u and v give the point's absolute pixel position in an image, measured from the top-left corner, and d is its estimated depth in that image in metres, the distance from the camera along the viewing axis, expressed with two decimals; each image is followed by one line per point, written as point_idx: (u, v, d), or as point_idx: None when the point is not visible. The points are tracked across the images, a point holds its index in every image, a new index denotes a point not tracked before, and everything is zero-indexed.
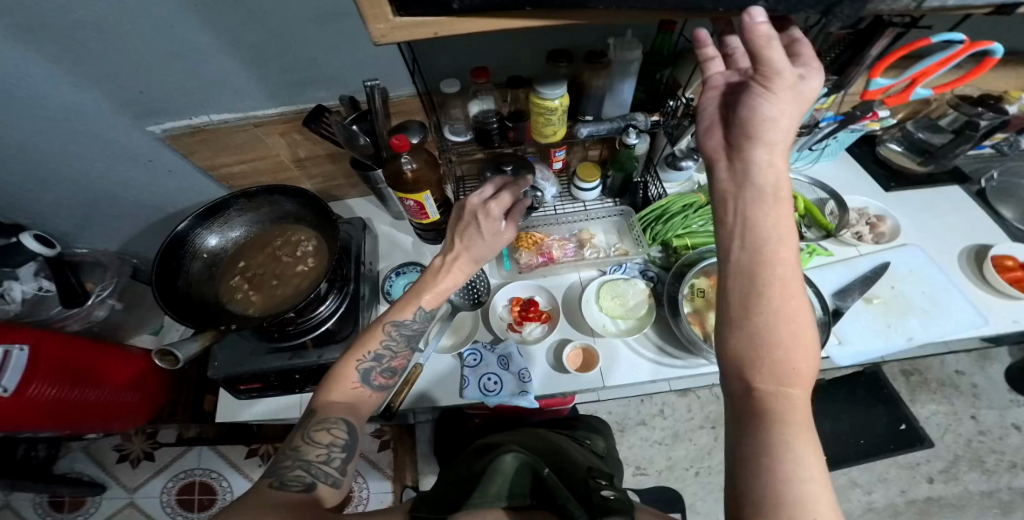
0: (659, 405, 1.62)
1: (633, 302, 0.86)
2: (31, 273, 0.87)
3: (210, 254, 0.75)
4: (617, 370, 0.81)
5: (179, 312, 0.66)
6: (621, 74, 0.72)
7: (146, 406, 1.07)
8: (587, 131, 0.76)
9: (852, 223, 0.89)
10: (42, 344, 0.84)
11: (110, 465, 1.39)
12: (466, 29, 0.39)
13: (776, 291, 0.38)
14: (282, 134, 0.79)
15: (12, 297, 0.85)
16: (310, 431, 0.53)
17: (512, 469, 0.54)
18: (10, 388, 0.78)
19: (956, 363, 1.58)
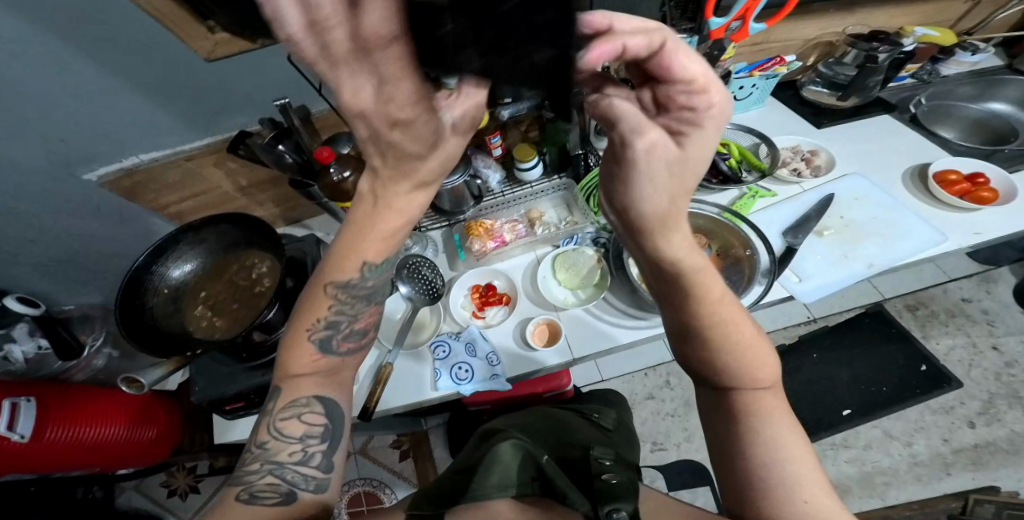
0: (665, 375, 1.60)
1: (586, 271, 0.88)
2: (26, 333, 0.92)
3: (171, 289, 0.80)
4: (582, 339, 0.82)
5: (144, 343, 0.71)
6: None
7: (166, 441, 1.10)
8: (507, 113, 0.77)
9: (788, 161, 0.89)
10: (52, 390, 0.90)
11: (162, 499, 1.48)
12: None
13: (726, 317, 0.46)
14: (216, 164, 0.87)
15: (15, 358, 0.89)
16: (276, 423, 0.49)
17: (513, 460, 0.50)
18: (28, 433, 0.83)
19: (959, 289, 1.52)
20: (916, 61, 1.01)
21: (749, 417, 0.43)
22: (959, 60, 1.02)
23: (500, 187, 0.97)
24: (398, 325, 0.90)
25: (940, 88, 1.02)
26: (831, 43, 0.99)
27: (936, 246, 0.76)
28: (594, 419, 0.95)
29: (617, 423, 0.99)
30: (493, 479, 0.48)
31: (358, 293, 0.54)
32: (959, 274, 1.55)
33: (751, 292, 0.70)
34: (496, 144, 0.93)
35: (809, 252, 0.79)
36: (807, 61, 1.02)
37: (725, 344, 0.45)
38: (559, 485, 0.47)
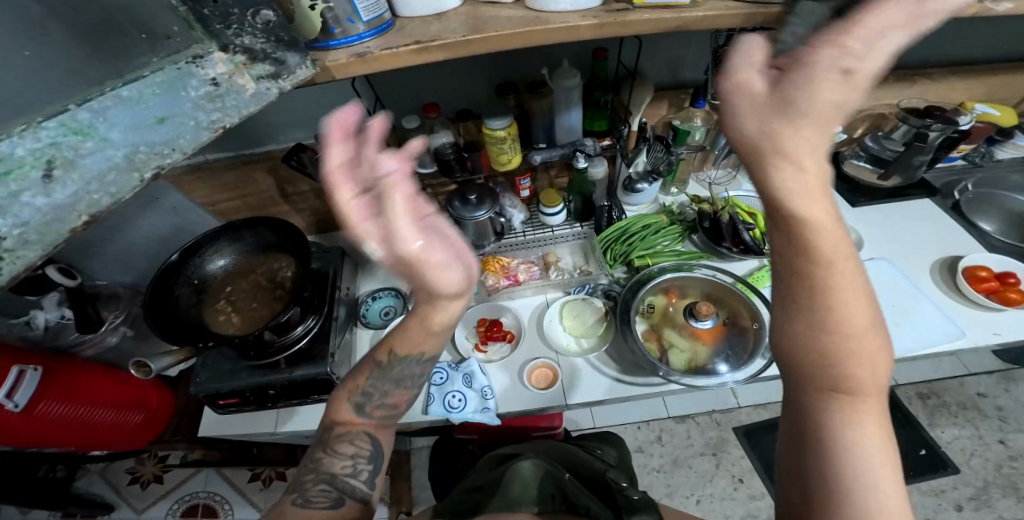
0: (658, 430, 1.57)
1: (592, 320, 0.88)
2: (55, 302, 0.90)
3: (199, 280, 0.81)
4: (581, 389, 0.80)
5: (165, 329, 0.71)
6: (565, 101, 0.78)
7: (150, 429, 1.05)
8: (539, 157, 0.81)
9: None
10: (60, 364, 0.88)
11: (122, 487, 1.43)
12: (363, 71, 0.46)
13: (830, 285, 0.33)
14: (267, 172, 0.88)
15: (35, 325, 0.87)
16: (331, 445, 0.52)
17: (533, 476, 0.60)
18: (22, 404, 0.80)
19: (975, 384, 1.48)
20: (971, 142, 1.01)
21: (823, 436, 0.33)
22: (1016, 143, 1.01)
23: (522, 227, 1.01)
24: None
25: (988, 173, 1.03)
26: (885, 114, 0.99)
27: (953, 341, 0.75)
28: (598, 455, 0.96)
29: (620, 461, 0.98)
30: (515, 491, 0.57)
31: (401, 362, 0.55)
32: (980, 369, 1.51)
33: (749, 364, 0.76)
34: (525, 186, 0.95)
35: None
36: (855, 133, 1.03)
37: (827, 333, 0.33)
38: (576, 497, 0.57)
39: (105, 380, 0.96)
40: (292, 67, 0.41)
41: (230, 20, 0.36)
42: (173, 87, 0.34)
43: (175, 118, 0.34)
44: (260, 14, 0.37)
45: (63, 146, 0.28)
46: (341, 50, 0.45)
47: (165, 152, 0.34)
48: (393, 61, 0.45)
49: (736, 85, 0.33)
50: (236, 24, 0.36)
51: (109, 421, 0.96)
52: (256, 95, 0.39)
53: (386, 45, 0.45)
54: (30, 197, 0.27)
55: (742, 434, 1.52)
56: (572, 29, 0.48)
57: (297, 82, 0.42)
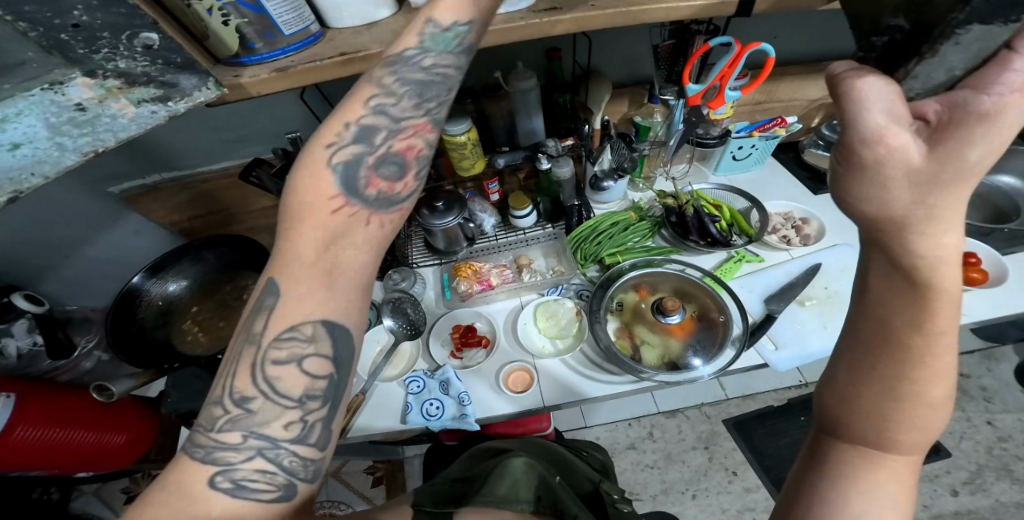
0: (649, 427, 1.56)
1: (565, 322, 0.88)
2: (24, 329, 0.86)
3: (164, 302, 0.79)
4: (557, 390, 0.80)
5: (127, 352, 0.72)
6: (523, 102, 0.76)
7: (131, 448, 1.02)
8: (502, 161, 0.79)
9: (778, 227, 0.88)
10: (36, 388, 0.84)
11: (116, 507, 1.42)
12: (286, 85, 0.46)
13: (920, 356, 0.33)
14: (223, 190, 0.88)
15: (7, 353, 0.83)
16: (267, 364, 0.34)
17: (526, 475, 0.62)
18: None
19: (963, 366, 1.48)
20: None
21: (835, 481, 0.36)
22: None
23: (494, 230, 1.01)
24: (377, 357, 0.89)
25: None
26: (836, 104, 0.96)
27: None
28: (584, 457, 0.98)
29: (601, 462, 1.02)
30: (503, 490, 0.58)
31: (414, 76, 0.40)
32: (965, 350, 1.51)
33: (721, 357, 0.76)
34: (493, 190, 0.94)
35: (786, 322, 0.79)
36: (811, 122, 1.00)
37: (886, 394, 0.34)
38: (567, 506, 0.59)
39: (85, 401, 0.92)
40: (188, 91, 0.41)
41: (99, 44, 0.34)
42: (38, 113, 0.29)
43: (33, 143, 0.30)
44: (139, 38, 0.36)
45: None
46: (263, 65, 0.45)
47: (23, 178, 0.30)
48: (316, 73, 0.45)
49: (886, 156, 0.30)
50: (107, 48, 0.34)
51: (90, 444, 0.91)
52: (138, 119, 0.37)
53: (307, 58, 0.45)
54: None
55: (732, 426, 1.52)
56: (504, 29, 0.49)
57: (193, 105, 0.41)
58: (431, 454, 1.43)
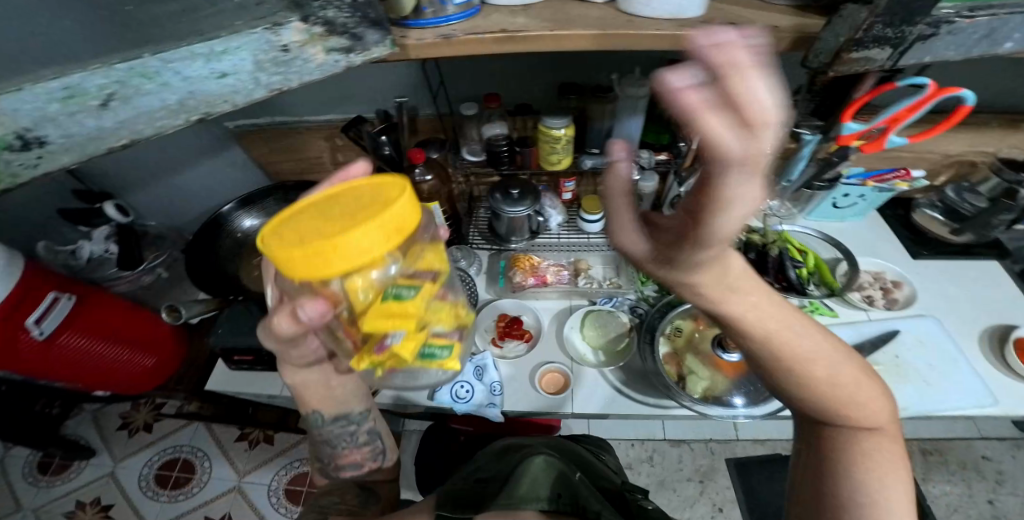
0: (650, 450, 1.54)
1: (613, 334, 0.86)
2: (103, 236, 0.93)
3: (243, 234, 0.81)
4: (591, 399, 0.79)
5: (198, 277, 0.77)
6: (629, 109, 0.72)
7: (154, 376, 1.05)
8: (589, 163, 0.78)
9: (864, 285, 0.76)
10: (94, 294, 0.89)
11: (109, 432, 1.41)
12: (443, 52, 0.46)
13: (774, 351, 0.39)
14: (326, 139, 0.89)
15: (81, 254, 0.91)
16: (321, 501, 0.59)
17: (544, 474, 0.54)
18: (46, 332, 0.80)
19: (984, 448, 1.37)
20: None
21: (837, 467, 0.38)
22: None
23: (557, 229, 0.99)
24: None
25: None
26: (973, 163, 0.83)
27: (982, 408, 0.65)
28: (604, 461, 0.98)
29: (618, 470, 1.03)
30: (521, 489, 0.51)
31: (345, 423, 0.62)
32: (991, 434, 1.40)
33: (767, 403, 0.74)
34: (567, 188, 0.92)
35: None
36: (935, 180, 0.87)
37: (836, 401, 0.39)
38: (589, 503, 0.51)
39: (133, 317, 0.96)
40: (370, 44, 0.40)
41: None
42: (250, 50, 0.33)
43: (237, 74, 0.33)
44: None
45: (128, 84, 0.27)
46: (433, 28, 0.46)
47: (218, 102, 0.33)
48: (474, 46, 0.45)
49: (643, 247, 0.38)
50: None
51: (122, 360, 0.95)
52: (323, 65, 0.38)
53: (472, 30, 0.45)
54: (83, 119, 0.26)
55: (732, 466, 1.47)
56: (665, 36, 0.43)
57: (371, 59, 0.41)
58: (431, 435, 1.43)
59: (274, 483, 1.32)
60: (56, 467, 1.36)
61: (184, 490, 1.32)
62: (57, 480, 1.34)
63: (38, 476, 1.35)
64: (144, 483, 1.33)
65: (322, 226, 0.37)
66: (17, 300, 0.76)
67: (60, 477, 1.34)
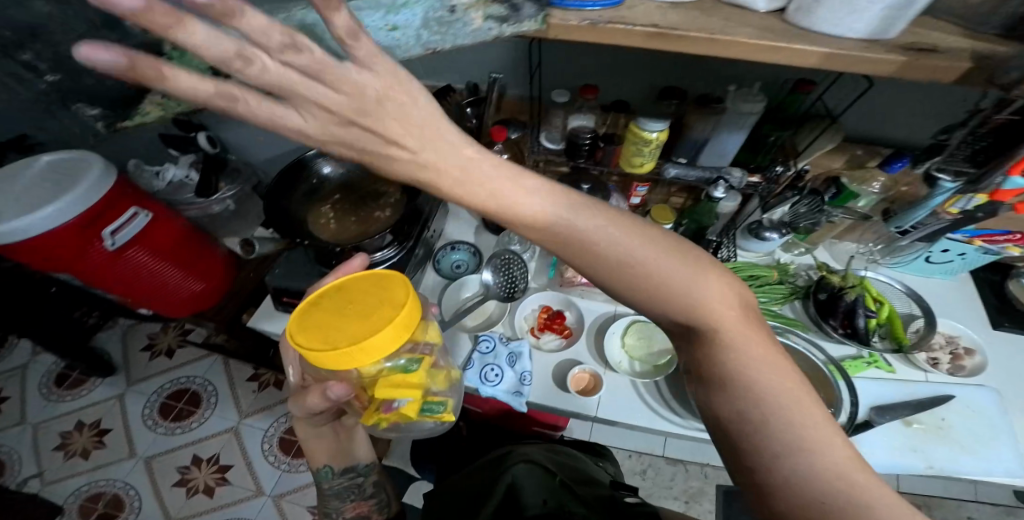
0: (645, 464, 1.32)
1: (657, 347, 0.78)
2: (187, 163, 1.14)
3: (316, 181, 0.86)
4: (617, 408, 0.74)
5: (272, 215, 0.78)
6: (730, 125, 0.70)
7: (193, 302, 1.18)
8: (673, 172, 0.74)
9: (932, 346, 0.73)
10: (162, 217, 1.02)
11: (133, 352, 1.42)
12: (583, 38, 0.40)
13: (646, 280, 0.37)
14: None
15: (166, 176, 1.13)
16: None
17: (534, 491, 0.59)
18: (118, 245, 0.93)
19: (973, 511, 1.16)
20: None
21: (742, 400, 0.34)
22: None
23: None
24: (461, 304, 0.88)
25: None
26: None
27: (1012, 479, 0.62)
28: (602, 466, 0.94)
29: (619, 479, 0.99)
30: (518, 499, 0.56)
31: (346, 479, 0.67)
32: (986, 498, 1.18)
33: None
34: (638, 193, 0.86)
35: (888, 437, 0.66)
36: None
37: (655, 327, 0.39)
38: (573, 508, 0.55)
39: (187, 244, 1.08)
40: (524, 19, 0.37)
41: None
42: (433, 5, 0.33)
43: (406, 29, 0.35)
44: None
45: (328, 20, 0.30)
46: (584, 12, 0.40)
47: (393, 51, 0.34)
48: (619, 37, 0.40)
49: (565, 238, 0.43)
50: None
51: (173, 282, 1.08)
52: (478, 32, 0.36)
53: (619, 18, 0.40)
54: None
55: (722, 493, 1.27)
56: (861, 60, 0.36)
57: (518, 33, 0.38)
58: None
59: (271, 430, 1.29)
60: (73, 381, 1.36)
61: (189, 422, 1.31)
62: (68, 395, 1.34)
63: (52, 389, 1.35)
64: (148, 411, 1.32)
65: (348, 324, 0.51)
66: (98, 210, 0.89)
67: (76, 391, 1.34)
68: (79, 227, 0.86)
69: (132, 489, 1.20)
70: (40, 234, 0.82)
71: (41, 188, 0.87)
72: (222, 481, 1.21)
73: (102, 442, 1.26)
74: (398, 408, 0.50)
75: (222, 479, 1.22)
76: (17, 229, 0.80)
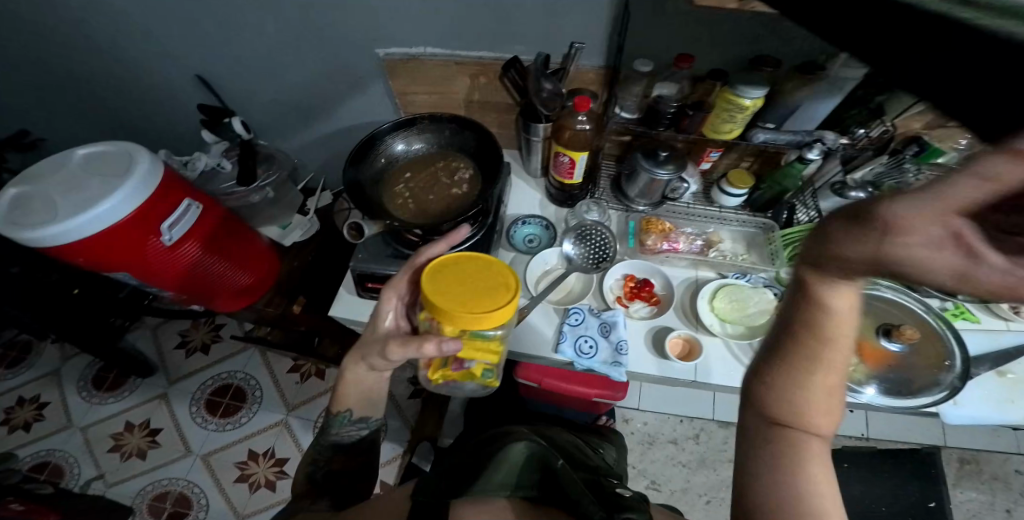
0: (697, 429, 1.36)
1: (751, 310, 0.81)
2: (220, 151, 1.11)
3: (385, 160, 0.84)
4: (717, 370, 0.76)
5: (354, 197, 0.75)
6: (826, 92, 0.74)
7: (244, 296, 1.21)
8: (762, 137, 0.77)
9: None
10: (210, 209, 1.03)
11: (168, 350, 1.39)
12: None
13: (810, 361, 0.36)
14: (471, 77, 0.93)
15: (197, 166, 1.09)
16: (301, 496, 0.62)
17: (520, 459, 0.57)
18: (174, 238, 0.94)
19: (1019, 464, 1.27)
20: None
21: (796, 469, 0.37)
22: None
23: (689, 200, 0.95)
24: (544, 279, 0.88)
25: None
26: None
27: None
28: (600, 452, 0.88)
29: (616, 463, 0.91)
30: (500, 476, 0.55)
31: (347, 431, 0.68)
32: None
33: (912, 398, 0.67)
34: (710, 158, 0.89)
35: (980, 388, 0.70)
36: None
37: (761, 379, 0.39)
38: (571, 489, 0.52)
39: (232, 237, 1.09)
40: None
41: None
42: None
43: None
44: None
45: None
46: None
47: None
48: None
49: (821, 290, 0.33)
50: None
51: (223, 276, 1.10)
52: None
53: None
54: None
55: None
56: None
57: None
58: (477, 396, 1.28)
59: (319, 420, 1.28)
60: (111, 383, 1.32)
61: (233, 418, 1.28)
62: (109, 397, 1.30)
63: (93, 391, 1.30)
64: (194, 409, 1.29)
65: (457, 293, 0.52)
66: (150, 203, 0.88)
67: (116, 393, 1.30)
68: (139, 222, 0.87)
69: (197, 487, 1.17)
70: (99, 229, 0.82)
71: (89, 182, 0.86)
72: (282, 475, 1.19)
73: (157, 441, 1.23)
74: (469, 367, 0.57)
75: (280, 472, 1.20)
76: (75, 228, 0.80)
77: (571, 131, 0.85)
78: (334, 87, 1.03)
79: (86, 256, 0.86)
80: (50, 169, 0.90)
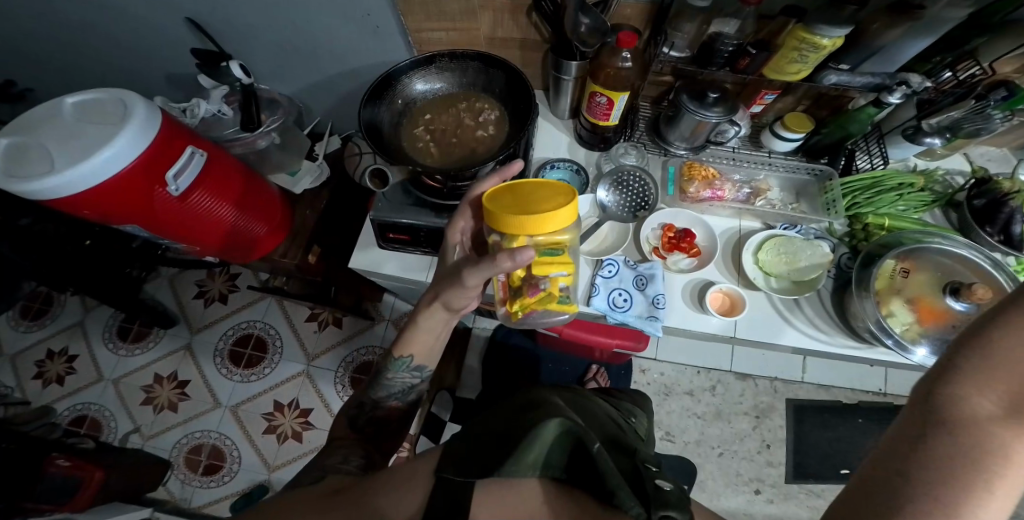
0: (714, 380, 1.38)
1: (803, 264, 0.76)
2: (219, 97, 1.01)
3: (402, 101, 0.75)
4: (760, 326, 0.75)
5: (373, 143, 0.69)
6: (919, 33, 0.62)
7: (259, 245, 1.15)
8: (832, 79, 0.70)
9: None
10: (215, 155, 0.96)
11: (188, 299, 1.40)
12: None
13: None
14: (493, 12, 0.81)
15: (197, 113, 0.99)
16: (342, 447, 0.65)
17: (552, 437, 0.48)
18: (182, 188, 0.88)
19: None
20: None
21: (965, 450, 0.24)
22: None
23: (737, 144, 0.87)
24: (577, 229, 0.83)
25: None
26: None
27: None
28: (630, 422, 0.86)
29: (647, 436, 0.88)
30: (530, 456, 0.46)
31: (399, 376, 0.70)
32: None
33: None
34: (763, 101, 0.79)
35: None
36: None
37: (965, 341, 0.28)
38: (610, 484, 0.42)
39: (245, 185, 1.03)
40: None
41: None
42: None
43: None
44: None
45: None
46: None
47: None
48: None
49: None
50: None
51: (238, 226, 1.04)
52: None
53: None
54: None
55: (792, 408, 1.34)
56: None
57: None
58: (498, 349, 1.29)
59: (341, 370, 1.31)
60: (136, 333, 1.35)
61: (257, 369, 1.31)
62: (136, 348, 1.34)
63: (119, 343, 1.33)
64: (218, 360, 1.32)
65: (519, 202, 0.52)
66: (154, 153, 0.82)
67: (141, 344, 1.34)
68: (142, 173, 0.81)
69: (228, 439, 1.23)
70: (98, 182, 0.76)
71: (83, 132, 0.79)
72: (307, 426, 1.24)
73: (185, 394, 1.28)
74: (544, 288, 0.57)
75: (305, 423, 1.25)
76: (69, 183, 0.74)
77: (612, 70, 0.75)
78: (336, 25, 0.90)
79: (93, 209, 0.82)
80: (38, 120, 0.82)
